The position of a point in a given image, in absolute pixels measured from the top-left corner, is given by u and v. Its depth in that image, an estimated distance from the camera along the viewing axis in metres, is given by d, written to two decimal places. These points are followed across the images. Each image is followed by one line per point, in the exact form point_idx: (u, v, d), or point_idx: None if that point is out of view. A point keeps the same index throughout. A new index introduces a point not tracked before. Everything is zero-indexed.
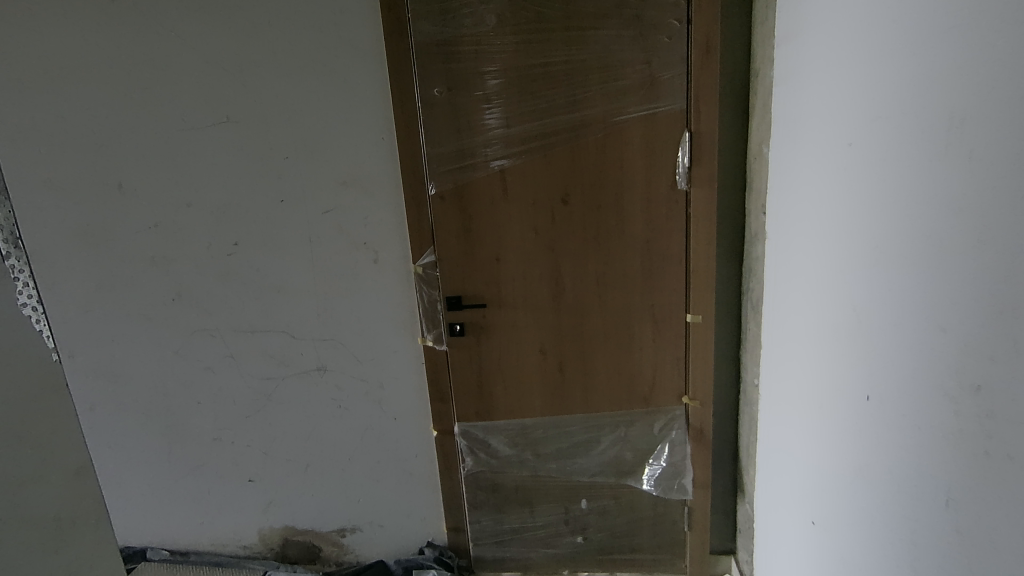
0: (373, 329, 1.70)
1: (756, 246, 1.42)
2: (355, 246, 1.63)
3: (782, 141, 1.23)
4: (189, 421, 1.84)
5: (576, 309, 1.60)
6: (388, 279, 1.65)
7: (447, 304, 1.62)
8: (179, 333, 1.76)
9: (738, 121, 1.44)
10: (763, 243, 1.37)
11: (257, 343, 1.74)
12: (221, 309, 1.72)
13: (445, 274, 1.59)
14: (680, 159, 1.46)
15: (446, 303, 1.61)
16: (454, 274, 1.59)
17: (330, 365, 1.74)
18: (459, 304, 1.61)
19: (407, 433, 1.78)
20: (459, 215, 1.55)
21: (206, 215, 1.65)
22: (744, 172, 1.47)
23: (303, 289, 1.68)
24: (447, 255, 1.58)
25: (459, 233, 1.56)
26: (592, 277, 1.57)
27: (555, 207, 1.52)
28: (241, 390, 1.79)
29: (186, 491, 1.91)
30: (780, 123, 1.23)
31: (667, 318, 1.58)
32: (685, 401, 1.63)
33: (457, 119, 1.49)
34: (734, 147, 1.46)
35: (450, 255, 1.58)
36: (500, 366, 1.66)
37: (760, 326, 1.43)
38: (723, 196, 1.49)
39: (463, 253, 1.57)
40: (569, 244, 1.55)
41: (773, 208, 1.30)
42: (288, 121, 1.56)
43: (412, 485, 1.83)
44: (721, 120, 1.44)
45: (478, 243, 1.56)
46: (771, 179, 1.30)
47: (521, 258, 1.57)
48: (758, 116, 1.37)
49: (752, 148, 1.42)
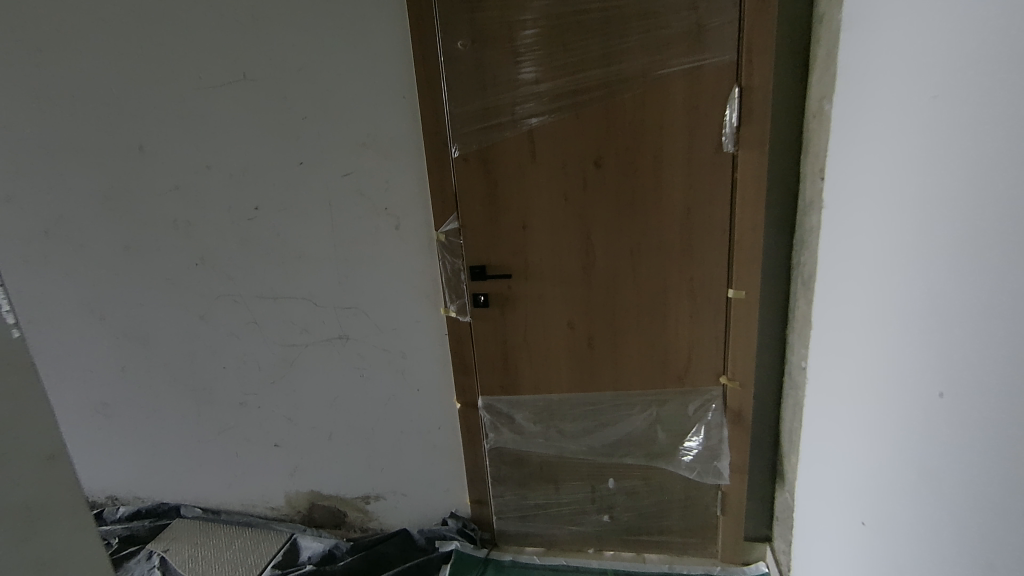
0: (396, 298, 1.64)
1: (810, 216, 1.27)
2: (376, 211, 1.56)
3: (848, 97, 1.07)
4: (217, 385, 1.85)
5: (607, 283, 1.49)
6: (410, 247, 1.58)
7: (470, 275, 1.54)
8: (204, 297, 1.75)
9: (795, 74, 1.28)
10: (818, 213, 1.23)
11: (279, 310, 1.72)
12: (243, 275, 1.70)
13: (468, 243, 1.51)
14: (728, 118, 1.31)
15: (470, 273, 1.54)
16: (477, 243, 1.51)
17: (353, 335, 1.70)
18: (483, 275, 1.53)
19: (430, 405, 1.74)
20: (483, 180, 1.45)
21: (225, 178, 1.60)
22: (800, 133, 1.31)
23: (324, 256, 1.63)
24: (470, 224, 1.49)
25: (484, 200, 1.47)
26: (625, 249, 1.46)
27: (587, 172, 1.41)
28: (266, 356, 1.78)
29: (215, 453, 1.94)
30: (846, 74, 1.08)
31: (706, 293, 1.47)
32: (722, 382, 1.52)
33: (483, 75, 1.38)
34: (791, 103, 1.30)
35: (474, 223, 1.49)
36: (525, 340, 1.58)
37: (810, 305, 1.30)
38: (776, 160, 1.34)
39: (487, 221, 1.48)
40: (601, 212, 1.44)
41: (833, 174, 1.15)
42: (305, 79, 1.48)
43: (435, 457, 1.80)
44: (777, 74, 1.28)
45: (504, 211, 1.47)
46: (831, 141, 1.15)
47: (550, 227, 1.47)
48: (820, 68, 1.21)
49: (811, 106, 1.26)
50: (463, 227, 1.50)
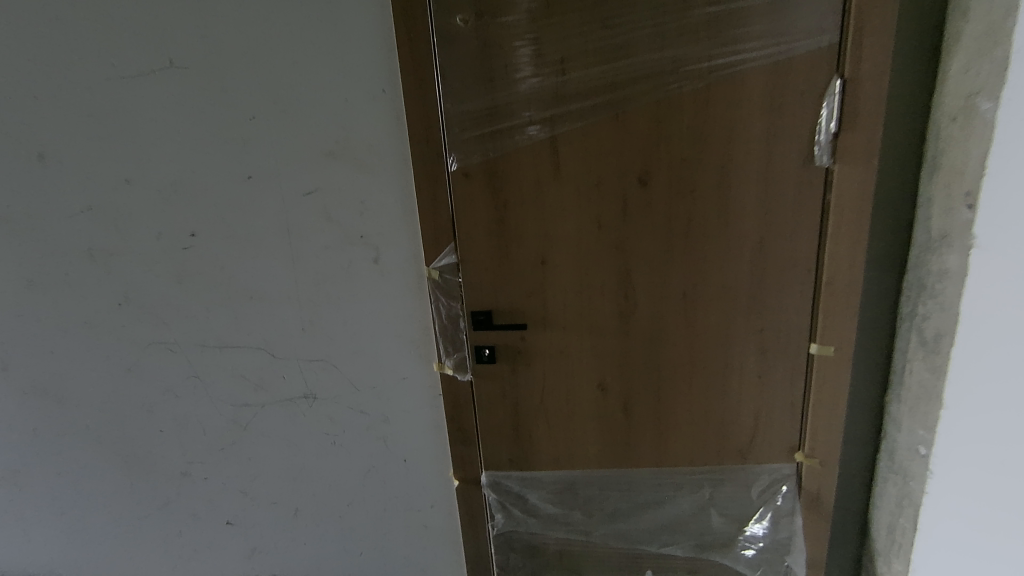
0: (375, 350, 1.28)
1: (937, 255, 0.94)
2: (349, 240, 1.20)
3: None
4: (153, 453, 1.48)
5: (650, 335, 1.15)
6: (393, 286, 1.22)
7: (473, 324, 1.19)
8: (132, 346, 1.38)
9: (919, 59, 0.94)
10: (956, 252, 0.90)
11: (228, 362, 1.36)
12: (181, 319, 1.33)
13: (469, 283, 1.16)
14: (825, 120, 0.97)
15: (471, 321, 1.18)
16: (480, 283, 1.16)
17: (322, 393, 1.34)
18: (489, 323, 1.18)
19: (420, 479, 1.39)
20: (489, 201, 1.10)
21: (152, 195, 1.23)
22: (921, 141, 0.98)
23: (283, 295, 1.27)
24: (472, 258, 1.14)
25: (490, 226, 1.11)
26: (676, 291, 1.11)
27: (629, 191, 1.06)
28: (213, 417, 1.42)
29: (151, 535, 1.56)
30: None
31: (779, 348, 1.13)
32: (797, 459, 1.19)
33: (490, 62, 1.02)
34: (910, 101, 0.96)
35: (477, 257, 1.14)
36: (543, 403, 1.23)
37: (933, 374, 0.97)
38: (884, 176, 1.00)
39: (494, 255, 1.13)
40: (645, 245, 1.09)
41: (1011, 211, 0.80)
42: (253, 66, 1.11)
43: (427, 540, 1.45)
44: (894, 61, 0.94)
45: (517, 241, 1.12)
46: (991, 154, 0.81)
47: (577, 263, 1.12)
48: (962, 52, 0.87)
49: (944, 105, 0.92)
50: (461, 262, 1.15)
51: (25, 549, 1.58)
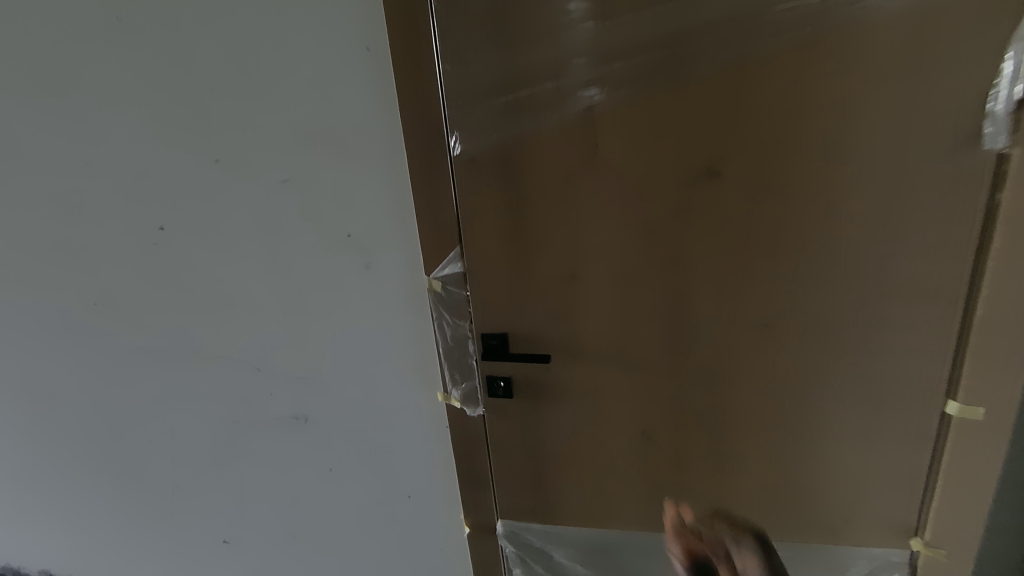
0: (371, 371, 1.06)
1: None
2: (334, 240, 0.97)
3: None
4: (142, 466, 1.34)
5: (715, 375, 0.87)
6: (388, 298, 0.99)
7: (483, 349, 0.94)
8: (111, 352, 1.22)
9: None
10: None
11: (212, 375, 1.18)
12: (158, 323, 1.16)
13: (479, 299, 0.91)
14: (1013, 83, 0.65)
15: (482, 346, 0.94)
16: (493, 300, 0.90)
17: (315, 415, 1.15)
18: (503, 350, 0.93)
19: (428, 519, 1.18)
20: (504, 195, 0.83)
21: (113, 182, 1.04)
22: None
23: (264, 303, 1.07)
24: (481, 268, 0.89)
25: (504, 228, 0.85)
26: (755, 321, 0.82)
27: (693, 185, 0.77)
28: (201, 432, 1.26)
29: (149, 547, 1.45)
30: None
31: (900, 403, 0.82)
32: (913, 547, 0.88)
33: (503, 7, 0.74)
34: None
35: (488, 268, 0.88)
36: (573, 449, 0.98)
37: None
38: None
39: (510, 265, 0.87)
40: (713, 257, 0.80)
41: None
42: (214, 22, 0.88)
43: None
44: None
45: (540, 248, 0.85)
46: None
47: (618, 280, 0.84)
48: None
49: None
50: (469, 273, 0.90)
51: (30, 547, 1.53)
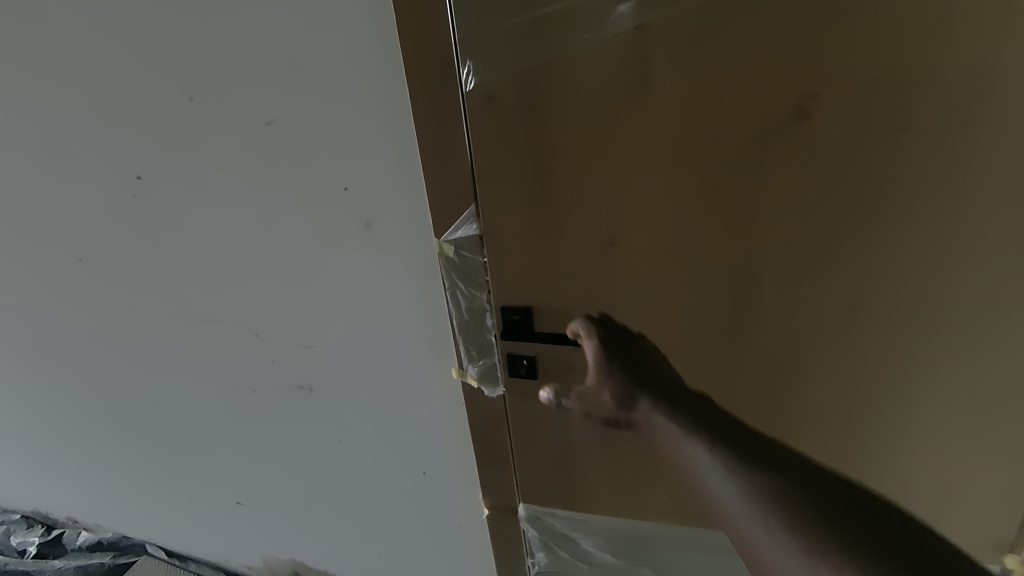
0: (378, 341, 0.95)
1: None
2: (329, 194, 0.83)
3: None
4: (152, 423, 1.29)
5: (780, 362, 0.73)
6: (394, 261, 0.85)
7: (504, 324, 0.81)
8: (106, 310, 1.13)
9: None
10: None
11: (209, 339, 1.08)
12: (149, 282, 1.06)
13: (497, 269, 0.77)
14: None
15: (502, 320, 0.80)
16: (514, 271, 0.76)
17: (320, 386, 1.05)
18: (527, 325, 0.79)
19: (443, 496, 1.10)
20: (528, 144, 0.67)
21: (79, 125, 0.90)
22: None
23: (257, 263, 0.95)
24: (500, 233, 0.74)
25: (528, 185, 0.70)
26: (837, 300, 0.67)
27: (772, 131, 0.60)
28: (205, 395, 1.18)
29: (169, 498, 1.44)
30: None
31: (1012, 400, 0.67)
32: (1006, 564, 0.75)
33: None
34: None
35: (508, 232, 0.73)
36: (605, 436, 0.86)
37: None
38: None
39: (535, 230, 0.72)
40: (791, 223, 0.64)
41: None
42: None
43: (454, 558, 1.19)
44: None
45: (572, 210, 0.70)
46: None
47: (668, 250, 0.69)
48: None
49: None
50: (485, 239, 0.75)
51: (64, 485, 1.57)
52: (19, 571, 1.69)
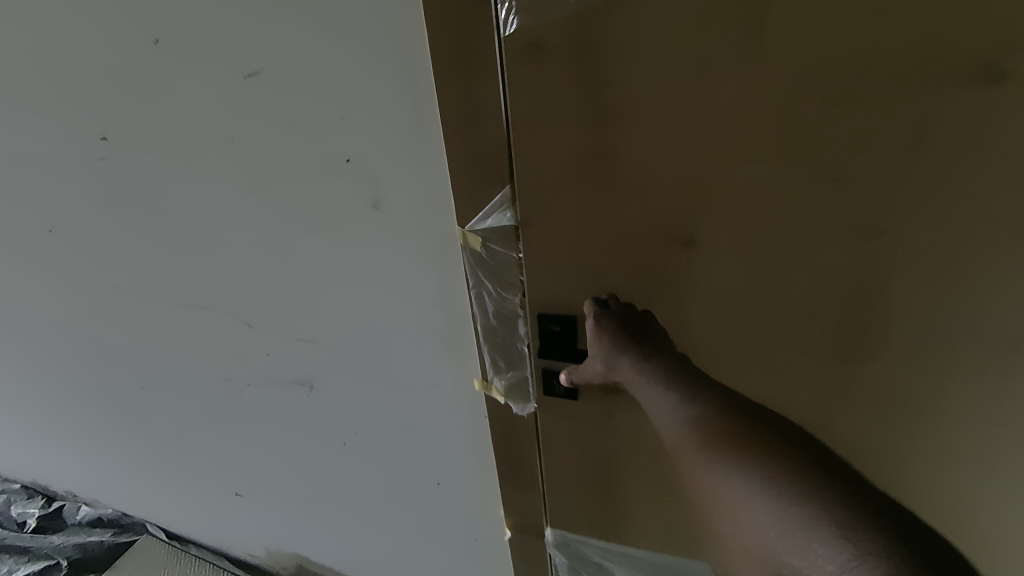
0: (386, 339, 0.81)
1: None
2: (327, 165, 0.67)
3: None
4: (142, 407, 1.18)
5: (902, 414, 0.56)
6: (406, 250, 0.70)
7: (541, 336, 0.65)
8: (82, 287, 1.00)
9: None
10: None
11: (197, 325, 0.95)
12: (127, 259, 0.92)
13: (535, 271, 0.60)
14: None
15: (539, 332, 0.65)
16: (556, 273, 0.60)
17: (321, 383, 0.92)
18: (569, 340, 0.64)
19: (459, 507, 0.97)
20: (585, 113, 0.49)
21: (30, 72, 0.75)
22: None
23: (246, 245, 0.80)
24: (541, 227, 0.57)
25: (581, 169, 0.52)
26: (1000, 349, 0.49)
27: (948, 110, 0.41)
28: (196, 384, 1.06)
29: (165, 484, 1.34)
30: None
31: None
32: None
33: None
34: None
35: (548, 226, 0.57)
36: (655, 467, 0.72)
37: None
38: None
39: (587, 226, 0.55)
40: (953, 242, 0.46)
41: None
42: None
43: (470, 568, 1.08)
44: None
45: (639, 204, 0.52)
46: None
47: (766, 260, 0.52)
48: None
49: None
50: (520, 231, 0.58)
51: (57, 463, 1.48)
52: (17, 546, 1.61)
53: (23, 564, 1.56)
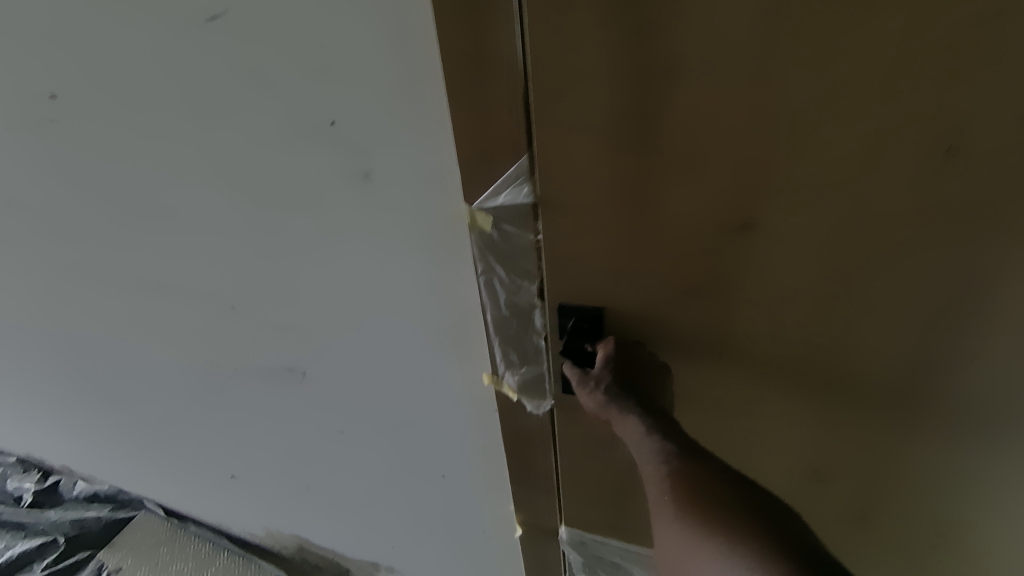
0: (385, 327, 0.72)
1: None
2: (307, 130, 0.57)
3: None
4: (125, 392, 1.11)
5: (985, 420, 0.48)
6: (403, 228, 0.61)
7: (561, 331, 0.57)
8: (45, 266, 0.91)
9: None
10: None
11: (175, 307, 0.86)
12: (91, 237, 0.82)
13: (556, 259, 0.51)
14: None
15: (560, 326, 0.57)
16: (582, 262, 0.50)
17: (314, 371, 0.84)
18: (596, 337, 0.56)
19: (467, 500, 0.91)
20: (630, 67, 0.38)
21: None
22: None
23: (220, 222, 0.70)
24: (565, 208, 0.47)
25: (619, 140, 0.42)
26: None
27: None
28: (180, 370, 0.98)
29: (156, 465, 1.28)
30: None
31: None
32: None
33: None
34: None
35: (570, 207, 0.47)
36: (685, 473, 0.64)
37: None
38: None
39: (624, 207, 0.45)
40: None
41: None
42: None
43: (478, 558, 1.03)
44: None
45: (691, 183, 0.42)
46: None
47: (846, 253, 0.42)
48: None
49: None
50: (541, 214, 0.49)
51: (43, 444, 1.42)
52: (11, 522, 1.56)
53: (20, 540, 1.51)
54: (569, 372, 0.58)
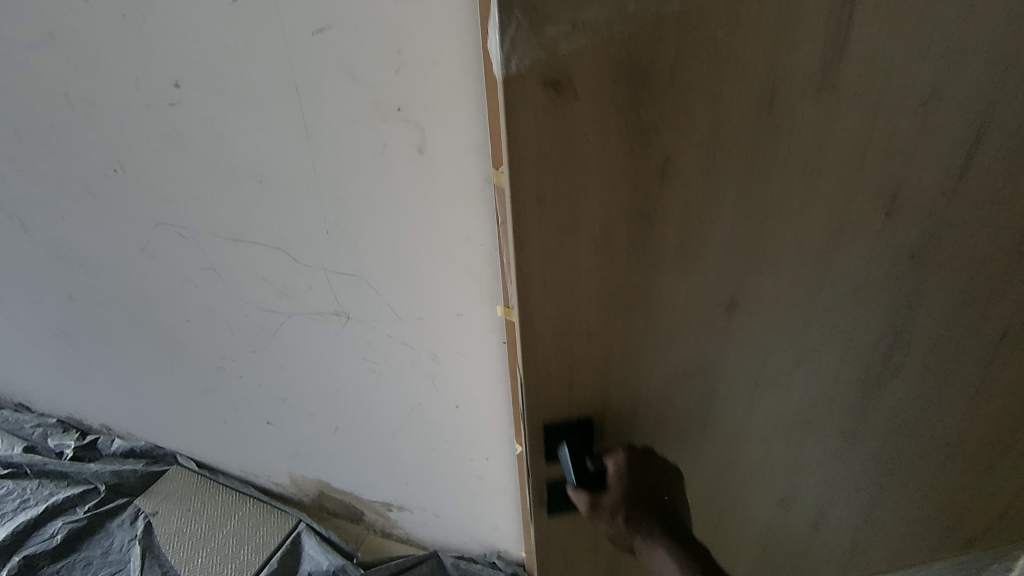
0: (421, 272, 0.92)
1: None
2: (381, 112, 0.78)
3: None
4: (185, 341, 1.30)
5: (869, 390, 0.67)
6: (445, 188, 0.82)
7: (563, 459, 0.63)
8: (138, 224, 1.12)
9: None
10: None
11: (245, 259, 1.06)
12: (185, 198, 1.03)
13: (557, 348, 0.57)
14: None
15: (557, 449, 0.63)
16: (576, 349, 0.57)
17: (356, 315, 1.04)
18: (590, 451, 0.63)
19: (475, 429, 1.11)
20: (629, 189, 0.47)
21: (116, 22, 0.85)
22: None
23: (297, 184, 0.91)
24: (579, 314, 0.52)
25: (612, 240, 0.49)
26: (953, 306, 0.61)
27: (945, 139, 0.49)
28: (239, 318, 1.18)
29: (201, 414, 1.47)
30: None
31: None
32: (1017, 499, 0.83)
33: None
34: None
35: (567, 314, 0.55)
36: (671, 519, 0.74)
37: None
38: None
39: (625, 299, 0.54)
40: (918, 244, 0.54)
41: None
42: None
43: (479, 488, 1.23)
44: None
45: (675, 262, 0.52)
46: None
47: (796, 291, 0.56)
48: None
49: None
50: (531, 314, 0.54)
51: (97, 394, 1.61)
52: (57, 472, 1.69)
53: (64, 488, 1.65)
54: (579, 498, 0.64)
